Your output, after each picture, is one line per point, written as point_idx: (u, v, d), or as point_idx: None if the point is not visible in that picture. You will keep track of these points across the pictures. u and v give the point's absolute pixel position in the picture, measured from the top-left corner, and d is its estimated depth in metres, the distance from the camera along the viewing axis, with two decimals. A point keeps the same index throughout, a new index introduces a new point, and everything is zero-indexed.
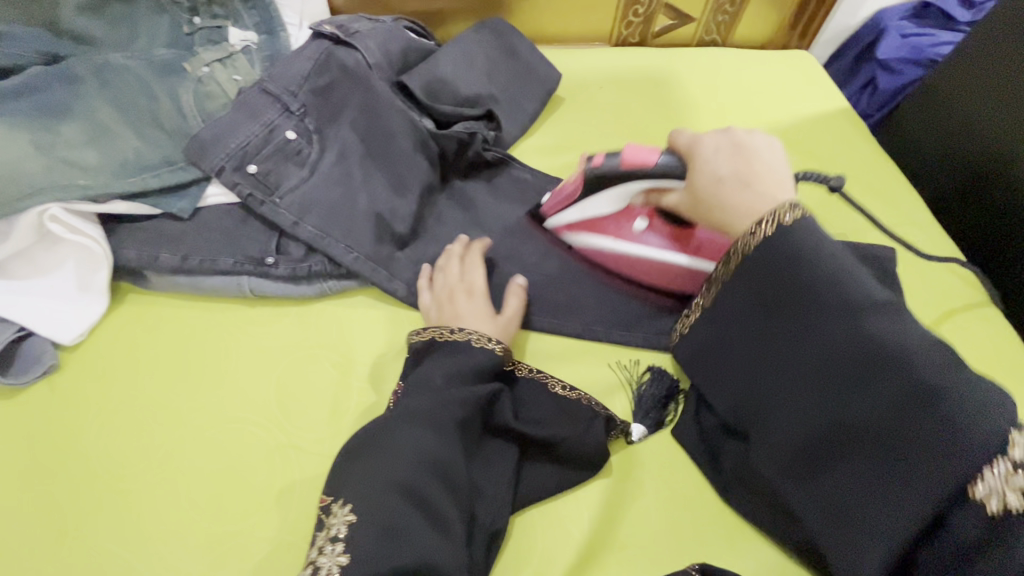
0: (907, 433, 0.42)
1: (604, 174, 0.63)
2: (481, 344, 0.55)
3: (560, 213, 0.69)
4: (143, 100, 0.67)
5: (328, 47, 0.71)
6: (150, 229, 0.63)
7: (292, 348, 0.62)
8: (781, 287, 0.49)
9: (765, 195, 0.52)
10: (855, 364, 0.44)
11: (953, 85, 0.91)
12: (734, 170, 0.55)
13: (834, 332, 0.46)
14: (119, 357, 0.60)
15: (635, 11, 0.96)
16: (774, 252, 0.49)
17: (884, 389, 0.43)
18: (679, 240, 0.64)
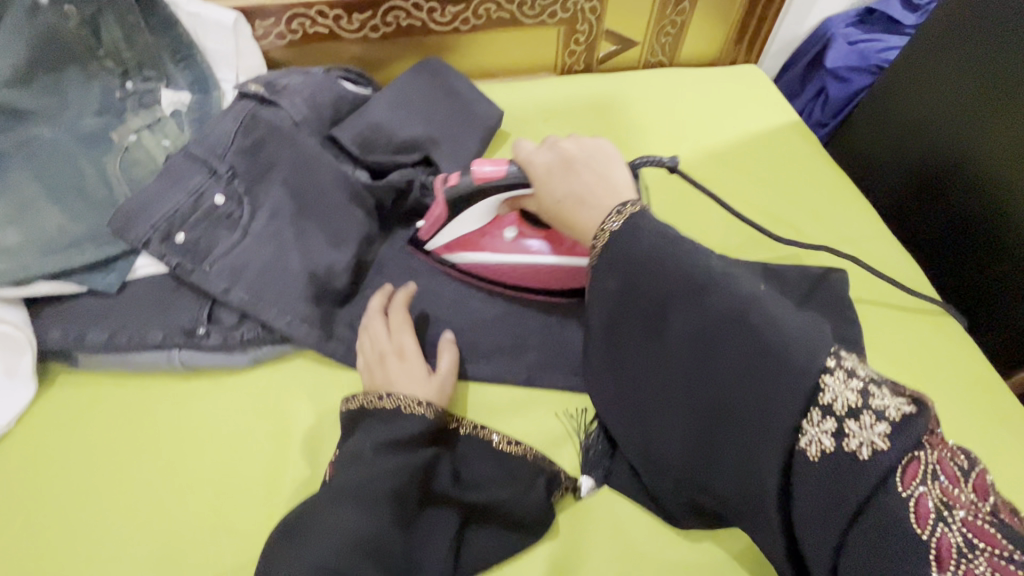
0: (753, 420, 0.41)
1: (462, 193, 0.63)
2: (412, 409, 0.54)
3: (434, 238, 0.69)
4: (66, 173, 0.66)
5: (254, 107, 0.69)
6: (77, 307, 0.62)
7: (227, 421, 0.60)
8: (642, 283, 0.48)
9: (598, 203, 0.52)
10: (701, 348, 0.44)
11: (903, 90, 0.90)
12: (570, 186, 0.55)
13: (683, 320, 0.46)
14: (48, 443, 0.59)
15: (576, 40, 0.95)
16: (624, 242, 0.49)
17: (724, 371, 0.43)
18: (551, 243, 0.66)
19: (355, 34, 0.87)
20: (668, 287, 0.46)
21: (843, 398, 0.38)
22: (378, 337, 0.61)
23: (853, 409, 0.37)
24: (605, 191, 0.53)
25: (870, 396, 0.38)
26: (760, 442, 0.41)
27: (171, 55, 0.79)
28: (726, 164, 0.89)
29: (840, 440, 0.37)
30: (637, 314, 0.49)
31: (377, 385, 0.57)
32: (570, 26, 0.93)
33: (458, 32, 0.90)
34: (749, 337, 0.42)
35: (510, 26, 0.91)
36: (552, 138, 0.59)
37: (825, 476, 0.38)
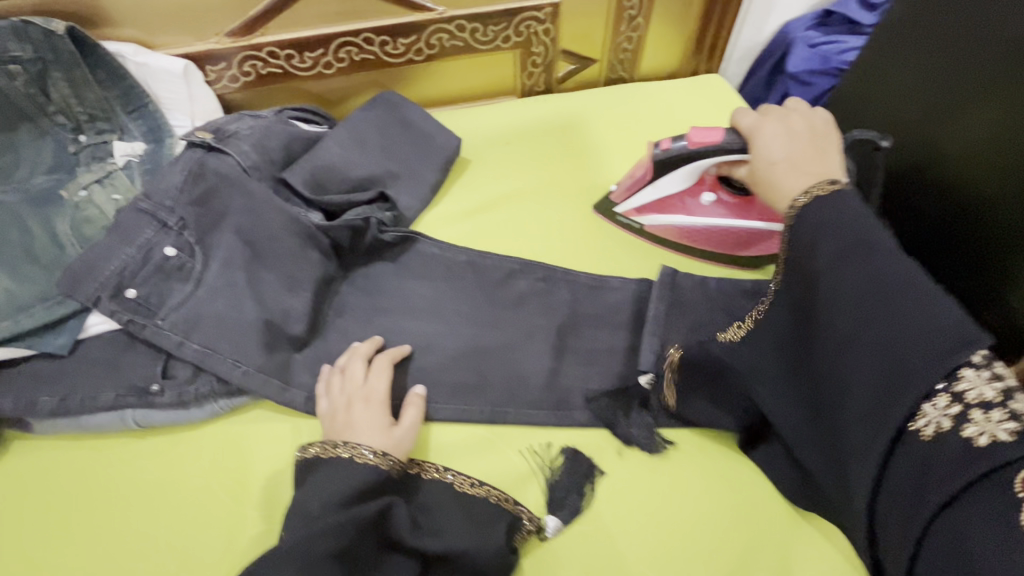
0: (883, 387, 0.41)
1: (674, 158, 0.68)
2: (365, 459, 0.53)
3: (628, 200, 0.75)
4: (16, 234, 0.66)
5: (201, 156, 0.69)
6: (29, 372, 0.61)
7: (185, 479, 0.59)
8: (845, 251, 0.45)
9: (835, 163, 0.55)
10: (850, 312, 0.44)
11: (871, 91, 0.88)
12: (794, 150, 0.56)
13: (828, 292, 0.45)
14: (2, 513, 0.57)
15: (533, 61, 0.95)
16: (817, 218, 0.48)
17: (867, 336, 0.42)
18: (741, 209, 0.71)
19: (309, 71, 0.87)
20: (843, 258, 0.45)
21: (980, 393, 0.37)
22: (347, 383, 0.61)
23: (988, 403, 0.37)
24: (822, 160, 0.56)
25: (1011, 400, 0.37)
26: (880, 412, 0.41)
27: (123, 106, 0.79)
28: None
29: (959, 424, 0.38)
30: (794, 281, 0.50)
31: (335, 431, 0.57)
32: (526, 48, 0.93)
33: (412, 62, 0.90)
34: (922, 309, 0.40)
35: (464, 53, 0.91)
36: (811, 111, 0.61)
37: (932, 458, 0.38)
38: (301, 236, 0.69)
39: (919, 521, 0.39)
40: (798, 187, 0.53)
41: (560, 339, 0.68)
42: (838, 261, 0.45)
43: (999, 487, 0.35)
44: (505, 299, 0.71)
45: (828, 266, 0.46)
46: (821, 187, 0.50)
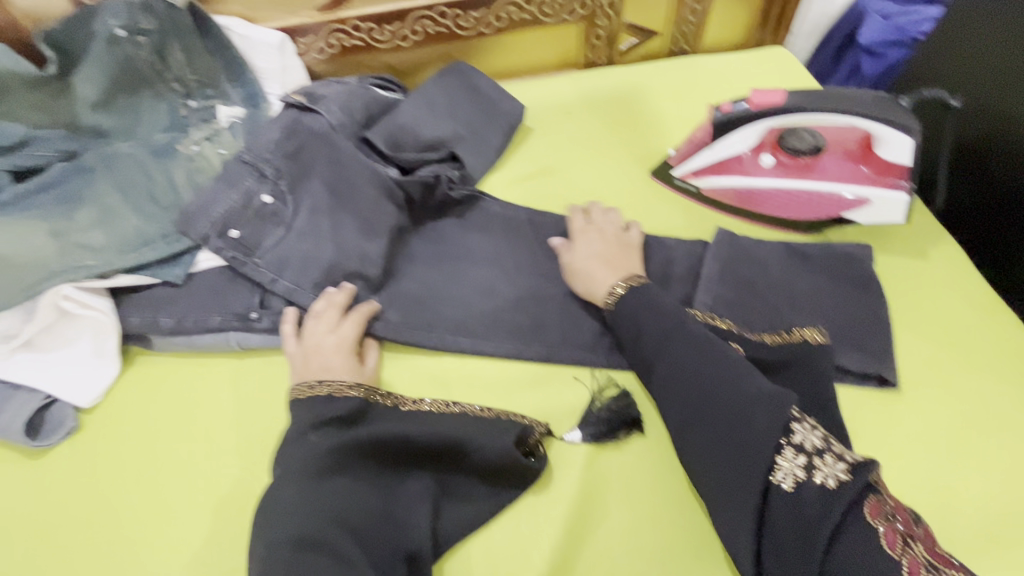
0: (732, 441, 0.52)
1: (733, 118, 0.70)
2: (340, 393, 0.59)
3: (686, 163, 0.77)
4: (142, 181, 0.76)
5: (296, 114, 0.77)
6: (150, 296, 0.71)
7: (275, 394, 0.68)
8: (671, 342, 0.58)
9: (633, 266, 0.68)
10: (687, 380, 0.56)
11: (950, 56, 0.85)
12: (599, 248, 0.69)
13: (669, 367, 0.57)
14: (130, 412, 0.68)
15: (597, 34, 0.98)
16: (637, 300, 0.62)
17: (712, 406, 0.54)
18: (800, 171, 0.73)
19: (387, 44, 0.94)
20: (670, 338, 0.59)
21: (808, 444, 0.50)
22: (327, 324, 0.66)
23: (818, 450, 0.50)
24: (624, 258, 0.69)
25: (831, 444, 0.50)
26: (747, 472, 0.50)
27: (225, 74, 0.88)
28: None
29: (809, 472, 0.49)
30: (647, 346, 0.60)
31: (310, 372, 0.62)
32: (590, 21, 0.96)
33: (482, 35, 0.95)
34: (735, 376, 0.55)
35: (531, 26, 0.95)
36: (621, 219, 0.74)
37: (801, 505, 0.48)
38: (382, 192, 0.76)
39: (817, 549, 0.46)
40: (606, 288, 0.66)
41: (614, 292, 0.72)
42: (656, 349, 0.59)
43: (854, 526, 0.46)
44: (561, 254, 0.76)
45: (674, 352, 0.58)
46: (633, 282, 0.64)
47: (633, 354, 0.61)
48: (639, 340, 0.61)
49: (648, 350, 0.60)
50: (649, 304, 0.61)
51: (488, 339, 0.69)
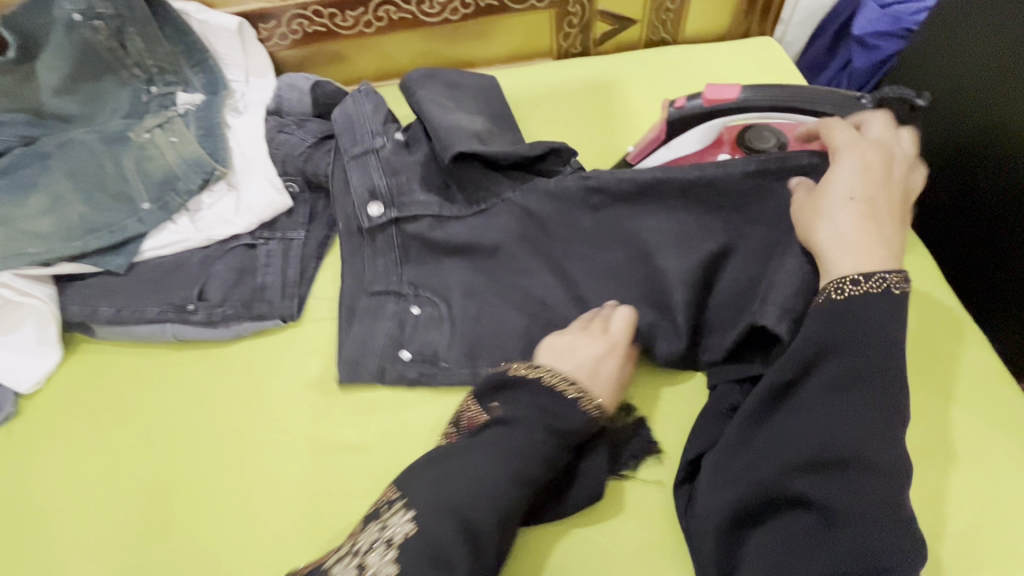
0: (866, 500, 0.47)
1: (687, 116, 0.69)
2: (587, 405, 0.56)
3: (644, 162, 0.73)
4: (91, 168, 0.76)
5: (373, 159, 0.73)
6: (92, 285, 0.71)
7: (208, 387, 0.67)
8: (865, 386, 0.49)
9: (899, 229, 0.55)
10: (858, 449, 0.48)
11: (940, 49, 0.79)
12: (874, 185, 0.56)
13: (856, 425, 0.49)
14: (67, 399, 0.68)
15: (569, 22, 0.94)
16: (851, 308, 0.51)
17: (864, 463, 0.48)
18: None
19: (350, 30, 0.92)
20: (868, 376, 0.50)
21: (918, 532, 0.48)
22: (601, 331, 0.62)
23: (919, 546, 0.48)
24: (874, 242, 0.53)
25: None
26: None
27: (186, 60, 0.87)
28: None
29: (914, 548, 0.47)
30: (834, 363, 0.51)
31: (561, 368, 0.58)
32: (561, 8, 0.92)
33: (448, 22, 0.92)
34: (891, 449, 0.49)
35: (499, 13, 0.92)
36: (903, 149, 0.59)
37: None
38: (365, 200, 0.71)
39: None
40: (863, 268, 0.52)
41: (559, 295, 0.69)
42: (838, 377, 0.50)
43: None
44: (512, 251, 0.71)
45: (861, 388, 0.50)
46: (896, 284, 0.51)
47: (812, 368, 0.52)
48: (822, 358, 0.51)
49: (830, 368, 0.51)
50: (881, 315, 0.51)
51: (422, 342, 0.67)
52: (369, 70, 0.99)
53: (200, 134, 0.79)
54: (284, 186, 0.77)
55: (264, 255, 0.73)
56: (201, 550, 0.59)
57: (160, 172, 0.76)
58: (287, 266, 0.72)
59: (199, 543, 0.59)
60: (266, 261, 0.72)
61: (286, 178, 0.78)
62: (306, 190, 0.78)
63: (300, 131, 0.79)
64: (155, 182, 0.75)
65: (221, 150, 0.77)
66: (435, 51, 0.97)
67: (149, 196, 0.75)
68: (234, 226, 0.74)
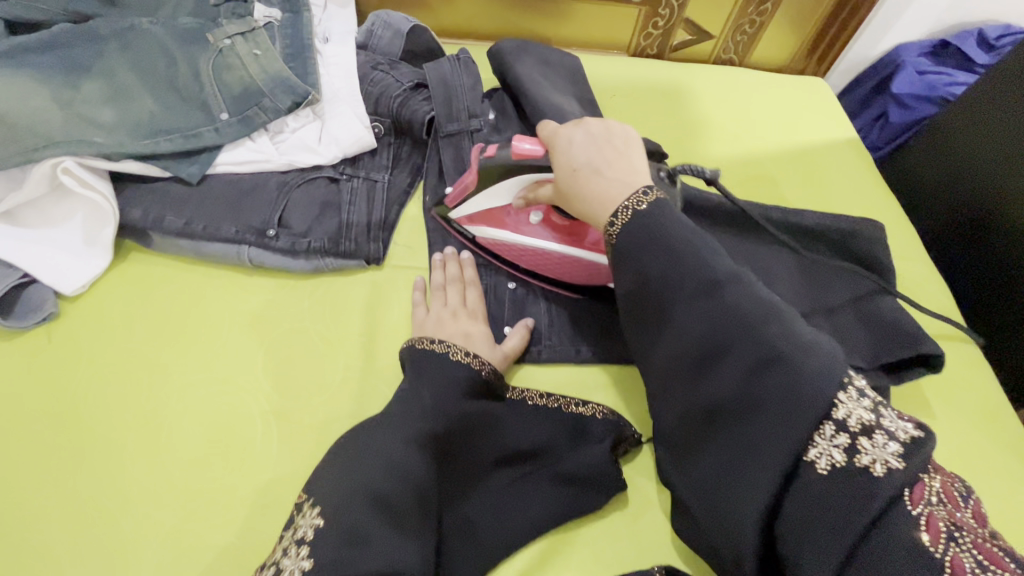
0: (782, 429, 0.39)
1: (498, 166, 0.61)
2: (459, 357, 0.58)
3: (459, 208, 0.68)
4: (164, 66, 0.69)
5: (472, 130, 0.74)
6: (159, 191, 0.66)
7: (288, 318, 0.64)
8: (727, 324, 0.43)
9: (633, 163, 0.52)
10: (714, 346, 0.44)
11: (976, 119, 0.90)
12: (592, 158, 0.53)
13: (694, 317, 0.45)
14: (117, 308, 0.62)
15: (654, 23, 0.99)
16: (639, 235, 0.47)
17: (774, 391, 0.40)
18: (573, 236, 0.63)
19: None
20: (671, 271, 0.46)
21: (859, 418, 0.38)
22: (459, 289, 0.66)
23: (868, 428, 0.37)
24: (617, 178, 0.51)
25: (880, 417, 0.38)
26: (770, 450, 0.40)
27: None
28: (789, 164, 0.90)
29: (852, 456, 0.37)
30: (689, 316, 0.45)
31: (431, 333, 0.61)
32: (651, 9, 0.97)
33: None
34: (735, 345, 0.43)
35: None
36: (573, 121, 0.58)
37: (830, 494, 0.37)
38: (454, 168, 0.73)
39: (851, 531, 0.36)
40: (622, 195, 0.50)
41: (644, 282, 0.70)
42: (686, 292, 0.45)
43: (886, 530, 0.35)
44: None
45: (721, 326, 0.43)
46: (636, 201, 0.48)
47: (661, 330, 0.48)
48: (669, 329, 0.47)
49: (686, 311, 0.45)
50: (673, 244, 0.46)
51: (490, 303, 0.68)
52: (451, 25, 0.97)
53: (287, 53, 0.74)
54: (371, 125, 0.74)
55: (348, 193, 0.70)
56: (286, 481, 0.56)
57: (242, 84, 0.70)
58: (372, 207, 0.70)
59: (272, 490, 0.55)
60: (351, 198, 0.69)
61: (373, 117, 0.75)
62: (391, 133, 0.76)
63: (394, 73, 0.77)
64: (235, 95, 0.70)
65: (311, 75, 0.73)
66: (521, 21, 0.97)
67: (229, 108, 0.69)
68: (318, 156, 0.70)
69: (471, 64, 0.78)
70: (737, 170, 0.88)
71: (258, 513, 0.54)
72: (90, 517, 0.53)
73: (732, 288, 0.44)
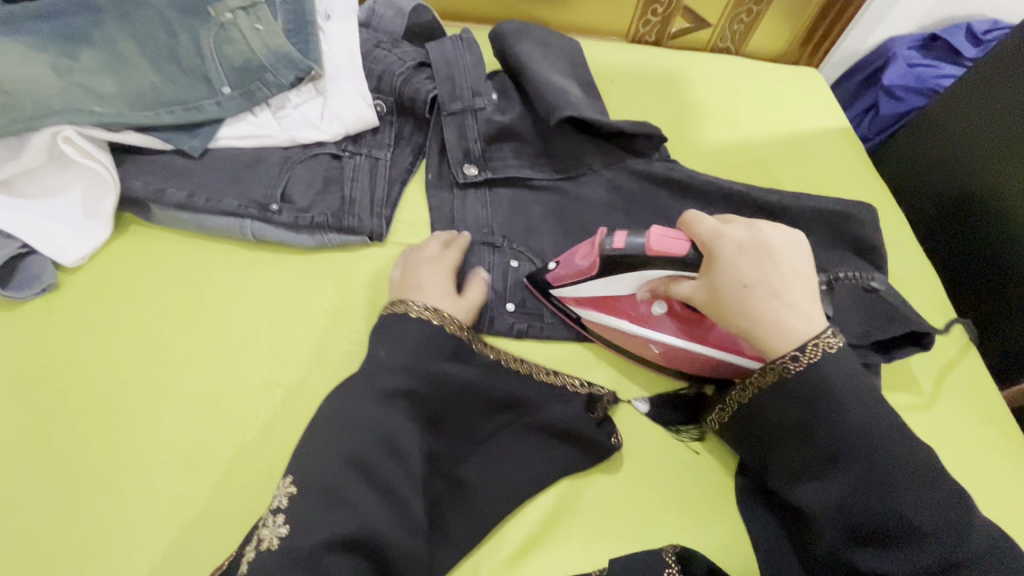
0: (907, 552, 0.47)
1: (625, 258, 0.57)
2: (417, 314, 0.57)
3: (566, 286, 0.64)
4: (163, 37, 0.68)
5: (474, 110, 0.75)
6: (159, 163, 0.66)
7: (291, 292, 0.64)
8: (871, 468, 0.48)
9: (804, 293, 0.52)
10: (863, 479, 0.48)
11: (964, 110, 0.92)
12: (762, 276, 0.52)
13: (848, 457, 0.49)
14: (117, 280, 0.62)
15: (654, 10, 1.00)
16: (815, 379, 0.50)
17: (908, 519, 0.47)
18: (698, 327, 0.62)
19: None
20: (838, 394, 0.50)
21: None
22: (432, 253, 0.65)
23: None
24: (793, 296, 0.52)
25: None
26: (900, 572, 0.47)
27: None
28: (784, 152, 0.91)
29: None
30: (841, 478, 0.49)
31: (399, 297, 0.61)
32: None
33: None
34: (874, 476, 0.48)
35: None
36: (740, 224, 0.55)
37: None
38: (457, 148, 0.73)
39: None
40: (800, 338, 0.51)
41: None
42: (830, 430, 0.50)
43: None
44: (598, 214, 0.75)
45: (862, 462, 0.49)
46: (824, 347, 0.50)
47: (811, 465, 0.51)
48: (805, 457, 0.51)
49: (834, 443, 0.50)
50: (829, 387, 0.50)
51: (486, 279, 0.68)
52: (451, 7, 0.97)
53: (289, 29, 0.73)
54: (373, 103, 0.74)
55: (351, 168, 0.70)
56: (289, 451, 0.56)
57: (244, 58, 0.69)
58: (374, 184, 0.70)
59: (275, 461, 0.56)
60: (354, 174, 0.70)
61: (376, 95, 0.75)
62: (393, 111, 0.76)
63: (397, 51, 0.77)
64: (237, 69, 0.69)
65: (314, 50, 0.72)
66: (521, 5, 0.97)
67: (230, 81, 0.69)
68: (321, 132, 0.70)
69: (474, 44, 0.78)
70: (734, 156, 0.90)
71: (264, 480, 0.55)
72: (92, 486, 0.53)
73: (850, 399, 0.50)
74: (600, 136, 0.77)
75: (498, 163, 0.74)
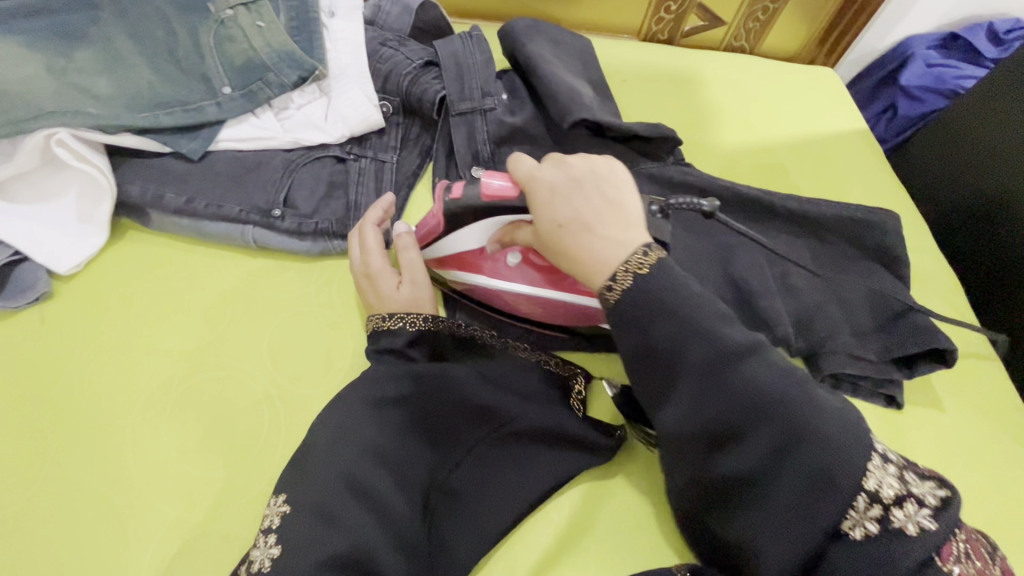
0: (791, 497, 0.40)
1: (464, 209, 0.55)
2: (380, 325, 0.56)
3: (427, 248, 0.61)
4: (162, 35, 0.65)
5: (484, 112, 0.72)
6: (158, 166, 0.64)
7: (294, 301, 0.61)
8: (749, 402, 0.41)
9: (625, 216, 0.47)
10: (721, 414, 0.42)
11: (987, 111, 0.89)
12: (579, 210, 0.47)
13: (694, 385, 0.43)
14: (114, 288, 0.60)
15: (667, 8, 0.97)
16: (644, 303, 0.43)
17: (791, 465, 0.40)
18: (552, 277, 0.59)
19: None
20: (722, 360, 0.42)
21: (889, 487, 0.39)
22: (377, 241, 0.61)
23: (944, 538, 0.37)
24: (611, 227, 0.46)
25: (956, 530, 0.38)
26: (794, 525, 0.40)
27: None
28: (800, 154, 0.89)
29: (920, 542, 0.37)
30: (695, 407, 0.43)
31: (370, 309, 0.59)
32: None
33: None
34: (731, 405, 0.42)
35: None
36: (552, 159, 0.51)
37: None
38: (465, 150, 0.71)
39: None
40: (625, 260, 0.45)
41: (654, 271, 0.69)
42: (706, 364, 0.42)
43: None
44: None
45: (731, 396, 0.42)
46: (638, 266, 0.44)
47: (667, 399, 0.44)
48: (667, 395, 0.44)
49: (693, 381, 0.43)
50: (679, 315, 0.43)
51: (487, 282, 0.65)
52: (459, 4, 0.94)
53: (292, 26, 0.70)
54: (379, 104, 0.71)
55: (356, 172, 0.67)
56: None
57: (245, 57, 0.67)
58: (380, 188, 0.68)
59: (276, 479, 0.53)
60: (359, 179, 0.67)
61: (382, 96, 0.73)
62: (399, 113, 0.73)
63: (404, 50, 0.74)
64: (239, 68, 0.67)
65: (317, 49, 0.70)
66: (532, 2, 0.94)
67: (231, 81, 0.66)
68: (325, 134, 0.68)
69: (484, 43, 0.76)
70: (748, 159, 0.87)
71: (264, 499, 0.52)
72: (87, 505, 0.51)
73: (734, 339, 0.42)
74: (613, 138, 0.74)
75: (507, 166, 0.72)
